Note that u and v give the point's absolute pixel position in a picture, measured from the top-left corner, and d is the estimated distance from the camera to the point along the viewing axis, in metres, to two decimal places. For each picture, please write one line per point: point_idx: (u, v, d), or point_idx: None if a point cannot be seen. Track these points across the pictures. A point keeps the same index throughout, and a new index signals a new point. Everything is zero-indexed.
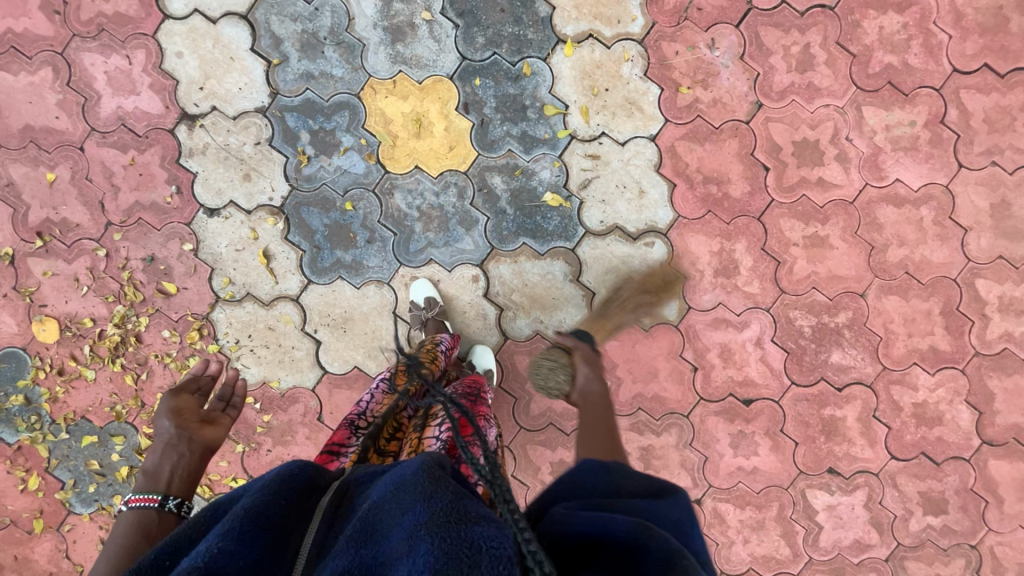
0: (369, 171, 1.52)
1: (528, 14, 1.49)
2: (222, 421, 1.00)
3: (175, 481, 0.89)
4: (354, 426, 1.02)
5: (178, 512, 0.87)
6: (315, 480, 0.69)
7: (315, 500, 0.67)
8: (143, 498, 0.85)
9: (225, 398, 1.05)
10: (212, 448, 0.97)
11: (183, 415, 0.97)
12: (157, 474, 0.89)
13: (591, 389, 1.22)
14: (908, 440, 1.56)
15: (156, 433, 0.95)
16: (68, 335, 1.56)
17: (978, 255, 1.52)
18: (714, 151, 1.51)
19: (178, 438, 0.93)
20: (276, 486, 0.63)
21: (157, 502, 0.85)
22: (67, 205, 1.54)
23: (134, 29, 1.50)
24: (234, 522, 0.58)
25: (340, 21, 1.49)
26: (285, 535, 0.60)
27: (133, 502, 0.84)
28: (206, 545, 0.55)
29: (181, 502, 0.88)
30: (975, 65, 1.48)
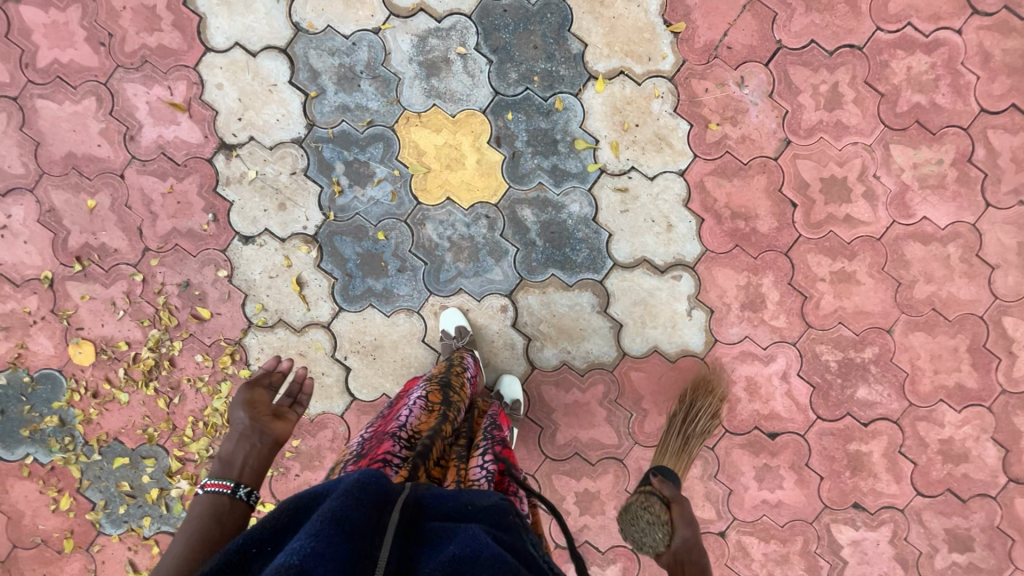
0: (402, 202, 1.55)
1: (561, 51, 1.52)
2: (290, 417, 1.04)
3: (246, 471, 0.92)
4: (398, 438, 1.03)
5: (248, 501, 0.89)
6: (388, 492, 0.74)
7: (388, 515, 0.72)
8: (217, 482, 0.87)
9: (292, 395, 1.09)
10: (280, 442, 0.99)
11: (257, 407, 1.01)
12: (230, 462, 0.92)
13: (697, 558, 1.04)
14: (934, 476, 1.56)
15: (231, 422, 0.99)
16: (103, 358, 1.59)
17: (1005, 293, 1.53)
18: (742, 186, 1.53)
19: (251, 429, 0.97)
20: (358, 495, 0.69)
21: (230, 488, 0.87)
22: (106, 231, 1.57)
23: (176, 61, 1.55)
24: (323, 525, 0.63)
25: (376, 55, 1.53)
26: (365, 543, 0.66)
27: (209, 485, 0.87)
28: (299, 544, 0.61)
29: (251, 491, 0.90)
30: (1003, 105, 1.50)
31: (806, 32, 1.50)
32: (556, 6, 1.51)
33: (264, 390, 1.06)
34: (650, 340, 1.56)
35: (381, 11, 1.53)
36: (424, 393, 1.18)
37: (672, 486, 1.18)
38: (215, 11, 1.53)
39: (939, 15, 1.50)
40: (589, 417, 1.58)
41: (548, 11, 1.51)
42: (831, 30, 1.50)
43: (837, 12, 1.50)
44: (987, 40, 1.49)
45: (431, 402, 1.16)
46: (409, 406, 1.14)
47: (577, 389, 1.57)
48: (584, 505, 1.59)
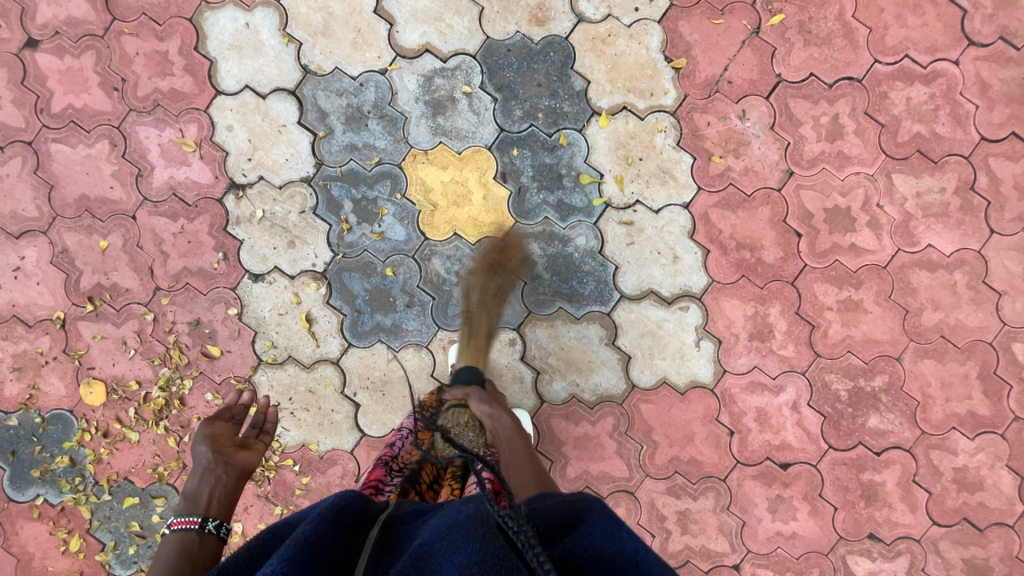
0: (410, 238, 1.57)
1: (564, 88, 1.54)
2: (255, 446, 1.10)
3: (213, 503, 0.98)
4: (388, 466, 1.15)
5: (217, 533, 0.95)
6: (364, 513, 0.78)
7: (365, 533, 0.75)
8: (184, 520, 0.94)
9: (258, 426, 1.16)
10: (246, 471, 1.05)
11: (219, 441, 1.07)
12: (196, 497, 0.98)
13: (504, 424, 1.22)
14: (949, 505, 1.55)
15: (196, 459, 1.04)
16: (114, 398, 1.59)
17: (1013, 319, 1.53)
18: (747, 217, 1.54)
19: (215, 463, 1.02)
20: (331, 516, 0.71)
21: (197, 524, 0.94)
22: (117, 271, 1.59)
23: (188, 104, 1.58)
24: (295, 549, 0.65)
25: (384, 95, 1.56)
26: (339, 561, 0.67)
27: (176, 524, 0.94)
28: (271, 567, 0.62)
29: (220, 524, 0.96)
30: (1002, 134, 1.52)
31: (805, 65, 1.53)
32: (559, 45, 1.54)
33: (225, 423, 1.12)
34: (659, 371, 1.56)
35: (388, 53, 1.56)
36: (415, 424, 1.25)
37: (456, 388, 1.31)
38: (225, 55, 1.57)
39: (936, 46, 1.52)
40: (599, 449, 1.57)
41: (551, 50, 1.54)
42: (830, 63, 1.53)
43: (836, 45, 1.52)
44: (984, 70, 1.51)
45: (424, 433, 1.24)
46: (401, 440, 1.24)
47: (586, 422, 1.57)
48: None
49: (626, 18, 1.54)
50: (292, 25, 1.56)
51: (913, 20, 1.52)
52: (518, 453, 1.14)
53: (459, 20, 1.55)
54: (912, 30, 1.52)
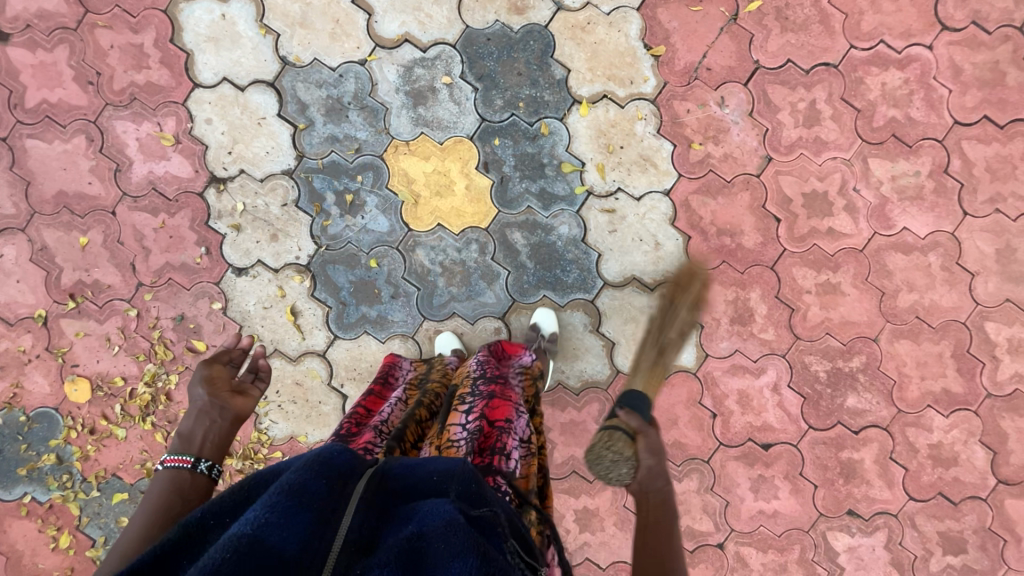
0: (393, 229, 1.57)
1: (544, 77, 1.54)
2: (254, 393, 1.02)
3: (207, 445, 0.92)
4: (378, 431, 1.05)
5: (210, 474, 0.90)
6: (354, 466, 0.68)
7: (354, 485, 0.67)
8: (177, 457, 0.89)
9: (255, 370, 1.05)
10: (242, 417, 0.99)
11: (217, 383, 0.99)
12: (190, 438, 0.93)
13: (655, 479, 0.98)
14: (925, 481, 1.59)
15: (190, 399, 0.98)
16: (100, 395, 1.59)
17: (985, 299, 1.57)
18: (727, 203, 1.56)
19: (210, 406, 0.96)
20: (319, 468, 0.64)
21: (190, 463, 0.89)
22: (99, 267, 1.58)
23: (165, 97, 1.56)
24: (279, 497, 0.60)
25: (363, 86, 1.55)
26: (329, 511, 0.62)
27: (168, 461, 0.88)
28: (254, 515, 0.58)
29: (213, 465, 0.91)
30: (975, 117, 1.55)
31: (782, 51, 1.54)
32: (538, 34, 1.54)
33: (225, 366, 1.03)
34: None
35: (367, 43, 1.55)
36: (403, 393, 1.20)
37: (637, 414, 1.05)
38: (202, 47, 1.55)
39: (910, 31, 1.54)
40: (585, 435, 1.59)
41: (530, 38, 1.54)
42: (806, 49, 1.54)
43: (812, 32, 1.54)
44: (957, 55, 1.54)
45: (411, 395, 1.19)
46: (391, 403, 1.15)
47: (572, 408, 1.59)
48: (583, 522, 1.60)
49: (605, 6, 1.54)
50: (269, 16, 1.54)
51: (886, 6, 1.54)
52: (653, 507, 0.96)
53: (438, 9, 1.54)
54: (886, 16, 1.54)
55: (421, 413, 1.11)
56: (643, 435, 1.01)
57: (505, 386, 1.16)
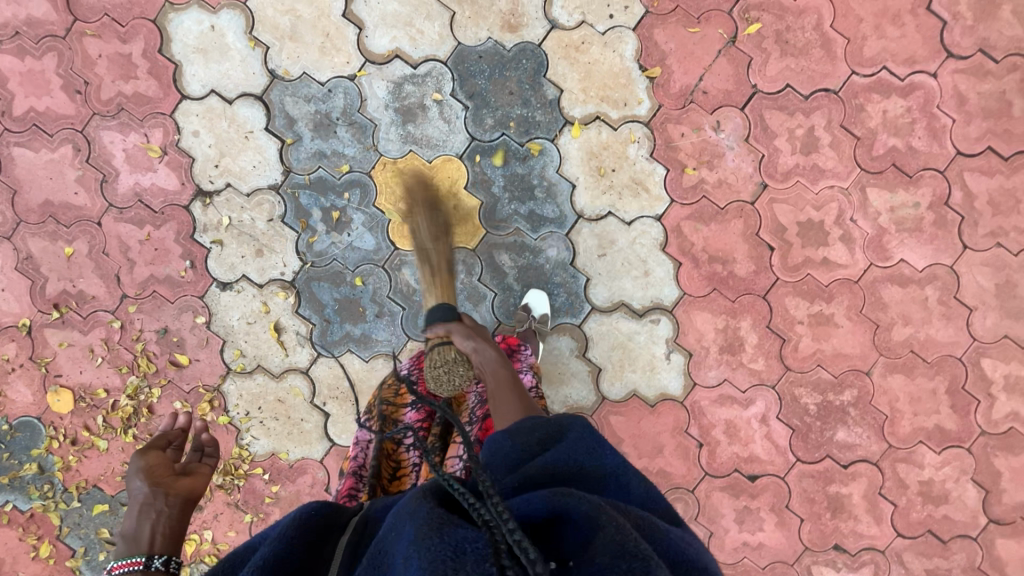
0: (379, 247, 1.55)
1: (536, 97, 1.52)
2: (200, 471, 0.97)
3: (158, 539, 0.85)
4: (359, 475, 1.12)
5: (168, 569, 0.81)
6: (330, 525, 0.75)
7: (332, 544, 0.73)
8: (127, 562, 0.78)
9: (200, 448, 1.09)
10: (191, 498, 0.93)
11: (156, 472, 0.92)
12: (137, 537, 0.84)
13: (488, 359, 1.19)
14: (914, 518, 1.56)
15: (130, 495, 0.89)
16: (82, 406, 1.58)
17: (983, 334, 1.53)
18: (719, 230, 1.53)
19: (154, 496, 0.89)
20: (294, 535, 0.69)
21: (143, 563, 0.79)
22: (84, 278, 1.57)
23: (153, 108, 1.54)
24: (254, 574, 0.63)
25: (352, 102, 1.53)
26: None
27: (116, 569, 0.77)
28: None
29: (168, 558, 0.82)
30: (978, 148, 1.50)
31: (781, 76, 1.50)
32: (531, 52, 1.51)
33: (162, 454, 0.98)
34: (629, 383, 1.56)
35: (357, 58, 1.52)
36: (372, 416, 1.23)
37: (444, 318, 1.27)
38: (190, 58, 1.53)
39: (915, 58, 1.49)
40: None
41: (523, 57, 1.51)
42: (806, 74, 1.50)
43: (813, 56, 1.50)
44: (962, 83, 1.49)
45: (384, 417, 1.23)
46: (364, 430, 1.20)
47: None
48: None
49: (600, 26, 1.51)
50: (258, 29, 1.52)
51: (891, 32, 1.49)
52: (503, 384, 1.13)
53: (430, 25, 1.51)
54: (891, 41, 1.49)
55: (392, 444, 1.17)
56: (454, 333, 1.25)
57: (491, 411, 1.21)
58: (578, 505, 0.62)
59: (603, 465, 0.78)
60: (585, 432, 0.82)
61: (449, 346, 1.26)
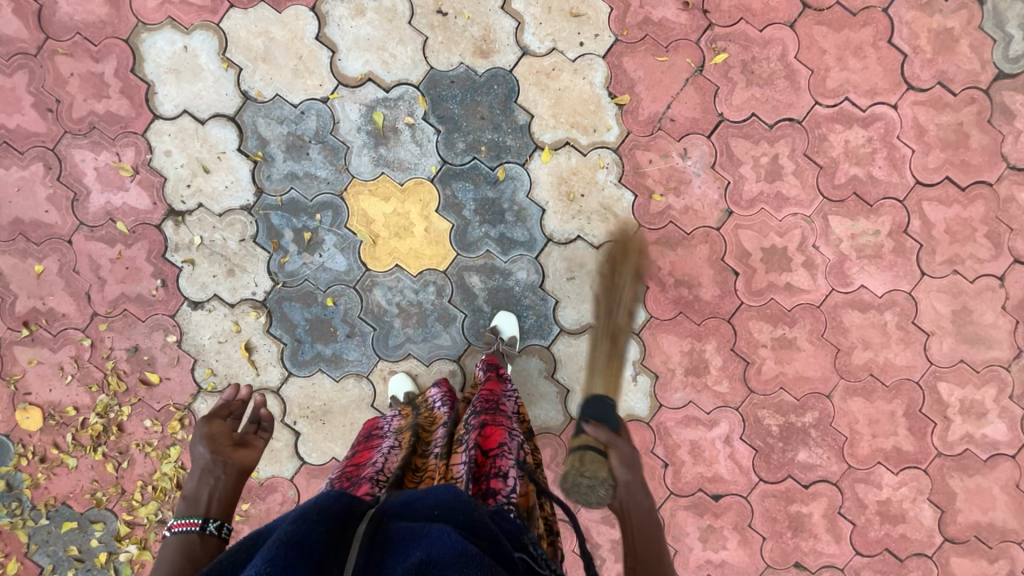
0: (351, 268, 1.56)
1: (507, 122, 1.54)
2: (256, 444, 1.04)
3: (214, 504, 0.94)
4: (376, 480, 1.01)
5: (220, 534, 0.92)
6: (350, 510, 0.75)
7: (352, 529, 0.73)
8: (185, 522, 0.90)
9: (256, 421, 1.09)
10: (246, 470, 1.01)
11: (217, 440, 1.01)
12: (196, 499, 0.95)
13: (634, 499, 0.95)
14: (872, 537, 1.60)
15: (194, 458, 1.00)
16: (51, 423, 1.58)
17: (940, 359, 1.58)
18: (686, 255, 1.56)
19: (214, 463, 0.98)
20: (316, 519, 0.70)
21: (198, 525, 0.90)
22: (54, 296, 1.57)
23: (125, 127, 1.55)
24: (280, 550, 0.65)
25: (325, 124, 1.54)
26: (328, 559, 0.67)
27: (177, 526, 0.90)
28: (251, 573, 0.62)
29: (221, 524, 0.92)
30: (936, 178, 1.55)
31: (746, 105, 1.54)
32: (502, 78, 1.53)
33: (224, 422, 1.05)
34: None
35: (330, 81, 1.54)
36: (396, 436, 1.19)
37: (606, 430, 1.00)
38: (163, 79, 1.54)
39: (875, 90, 1.54)
40: None
41: (494, 83, 1.53)
42: (771, 104, 1.54)
43: (777, 86, 1.53)
44: (921, 115, 1.54)
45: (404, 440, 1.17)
46: (382, 452, 1.13)
47: None
48: None
49: (571, 53, 1.53)
50: (231, 50, 1.53)
51: (853, 64, 1.53)
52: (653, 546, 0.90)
53: (402, 50, 1.53)
54: (853, 73, 1.53)
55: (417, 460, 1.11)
56: (614, 448, 0.98)
57: (497, 415, 1.18)
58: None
59: None
60: None
61: (605, 465, 0.95)
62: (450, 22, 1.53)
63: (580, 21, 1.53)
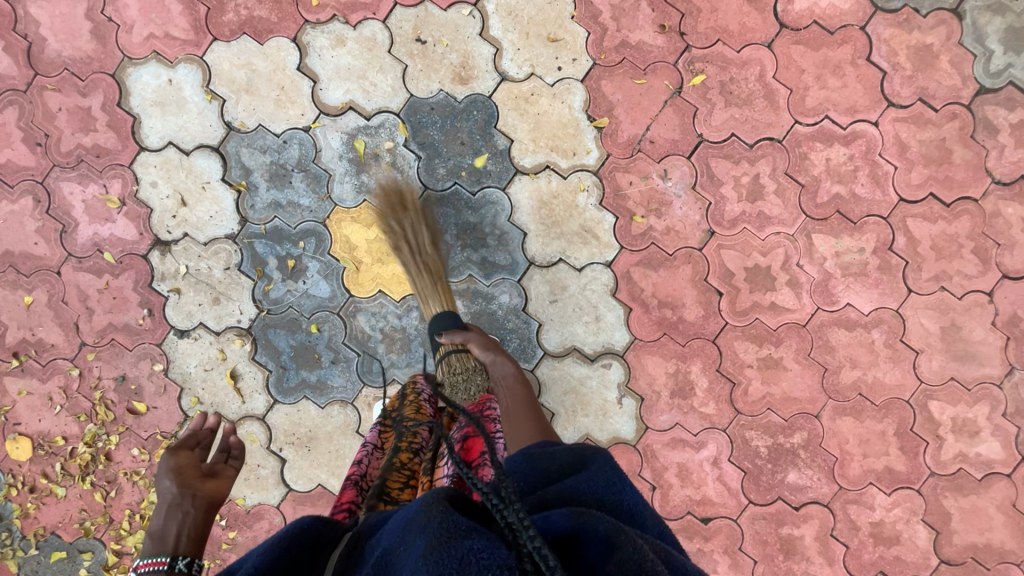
0: (334, 294, 1.57)
1: (487, 147, 1.55)
2: (225, 474, 1.02)
3: (182, 540, 0.90)
4: (361, 486, 1.07)
5: (189, 571, 0.86)
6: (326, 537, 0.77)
7: (326, 557, 0.76)
8: (152, 560, 0.84)
9: (226, 450, 1.12)
10: (215, 502, 0.97)
11: (185, 473, 0.98)
12: (163, 536, 0.89)
13: (506, 373, 1.30)
14: (866, 559, 1.57)
15: (159, 493, 0.95)
16: (40, 453, 1.59)
17: (930, 377, 1.55)
18: (668, 276, 1.55)
19: (182, 496, 0.94)
20: (281, 542, 0.71)
21: (167, 562, 0.84)
22: (43, 326, 1.59)
23: (112, 160, 1.57)
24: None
25: (307, 152, 1.56)
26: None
27: (143, 566, 0.83)
28: None
29: (191, 561, 0.87)
30: (920, 194, 1.53)
31: (726, 125, 1.54)
32: (481, 104, 1.54)
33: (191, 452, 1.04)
34: (582, 428, 1.58)
35: (311, 110, 1.55)
36: (379, 433, 1.18)
37: (457, 332, 1.35)
38: (148, 111, 1.56)
39: (856, 107, 1.53)
40: None
41: (474, 108, 1.54)
42: (751, 123, 1.54)
43: (756, 106, 1.53)
44: (903, 132, 1.53)
45: (387, 439, 1.18)
46: (364, 448, 1.14)
47: None
48: None
49: (549, 77, 1.54)
50: (215, 82, 1.56)
51: (832, 82, 1.53)
52: (521, 403, 1.20)
53: (382, 77, 1.55)
54: (832, 91, 1.53)
55: (404, 457, 1.11)
56: (471, 343, 1.34)
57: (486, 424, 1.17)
58: (597, 525, 0.67)
59: (624, 498, 0.80)
60: (605, 464, 0.84)
61: (466, 354, 1.37)
62: (429, 50, 1.54)
63: (558, 46, 1.54)
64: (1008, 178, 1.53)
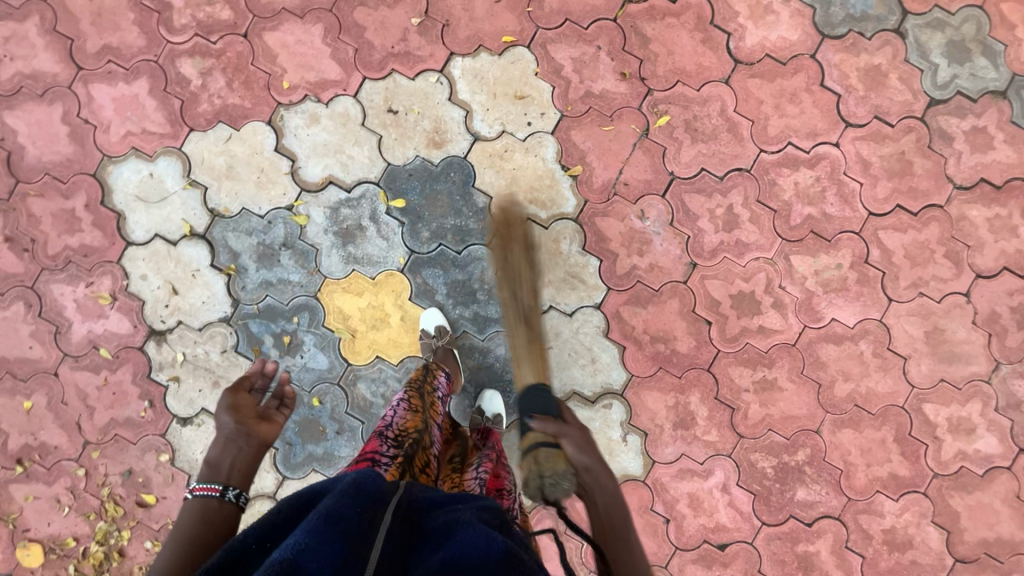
0: (333, 365, 1.59)
1: (468, 205, 1.59)
2: (278, 419, 1.03)
3: (235, 473, 0.95)
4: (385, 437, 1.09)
5: (238, 502, 0.93)
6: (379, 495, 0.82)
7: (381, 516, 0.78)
8: (207, 487, 0.92)
9: (279, 397, 1.08)
10: (268, 442, 1.01)
11: (241, 410, 1.01)
12: (218, 466, 0.95)
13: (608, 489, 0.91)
14: (883, 567, 1.60)
15: (218, 426, 1.00)
16: (52, 557, 1.58)
17: (921, 381, 1.60)
18: (657, 311, 1.59)
19: (237, 432, 0.98)
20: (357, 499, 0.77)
21: (219, 491, 0.92)
22: (44, 429, 1.60)
23: (100, 257, 1.59)
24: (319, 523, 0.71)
25: (292, 230, 1.59)
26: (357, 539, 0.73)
27: (198, 489, 0.91)
28: (295, 539, 0.68)
29: (240, 493, 0.94)
30: (888, 207, 1.59)
31: (695, 161, 1.59)
32: (458, 165, 1.59)
33: (247, 394, 1.06)
34: None
35: (292, 188, 1.59)
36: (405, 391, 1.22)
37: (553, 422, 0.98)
38: (132, 206, 1.59)
39: (816, 131, 1.60)
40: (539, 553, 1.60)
41: (451, 170, 1.59)
42: (717, 157, 1.59)
43: (721, 140, 1.59)
44: (863, 149, 1.60)
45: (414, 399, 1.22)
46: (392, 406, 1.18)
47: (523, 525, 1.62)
48: None
49: (520, 133, 1.59)
50: (196, 171, 1.59)
51: (790, 110, 1.59)
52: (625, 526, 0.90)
53: (359, 149, 1.59)
54: (792, 118, 1.60)
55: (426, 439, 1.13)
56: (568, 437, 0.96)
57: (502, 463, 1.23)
58: None
59: None
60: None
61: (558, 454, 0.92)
62: (402, 119, 1.59)
63: (526, 102, 1.59)
64: (969, 183, 1.59)
